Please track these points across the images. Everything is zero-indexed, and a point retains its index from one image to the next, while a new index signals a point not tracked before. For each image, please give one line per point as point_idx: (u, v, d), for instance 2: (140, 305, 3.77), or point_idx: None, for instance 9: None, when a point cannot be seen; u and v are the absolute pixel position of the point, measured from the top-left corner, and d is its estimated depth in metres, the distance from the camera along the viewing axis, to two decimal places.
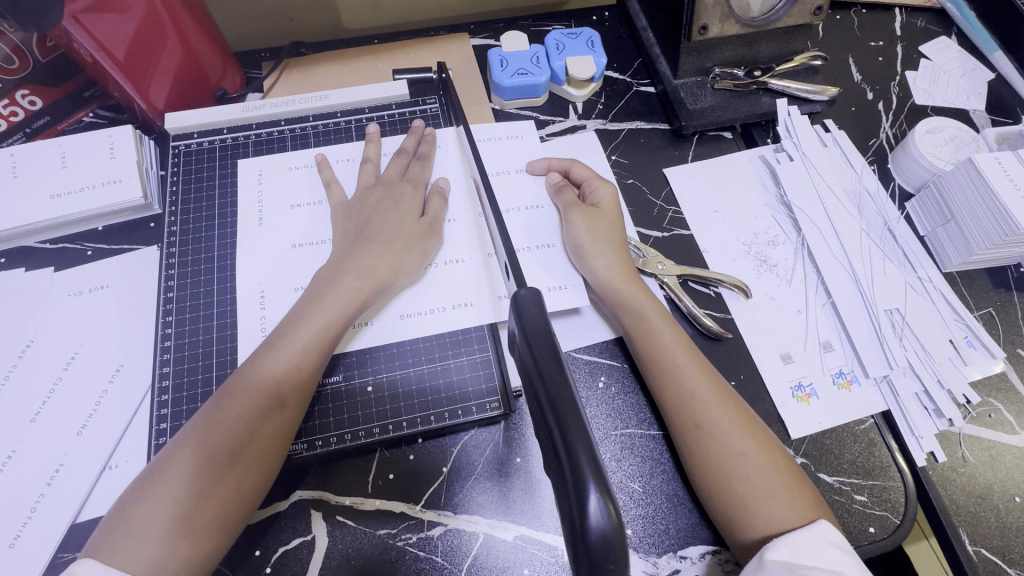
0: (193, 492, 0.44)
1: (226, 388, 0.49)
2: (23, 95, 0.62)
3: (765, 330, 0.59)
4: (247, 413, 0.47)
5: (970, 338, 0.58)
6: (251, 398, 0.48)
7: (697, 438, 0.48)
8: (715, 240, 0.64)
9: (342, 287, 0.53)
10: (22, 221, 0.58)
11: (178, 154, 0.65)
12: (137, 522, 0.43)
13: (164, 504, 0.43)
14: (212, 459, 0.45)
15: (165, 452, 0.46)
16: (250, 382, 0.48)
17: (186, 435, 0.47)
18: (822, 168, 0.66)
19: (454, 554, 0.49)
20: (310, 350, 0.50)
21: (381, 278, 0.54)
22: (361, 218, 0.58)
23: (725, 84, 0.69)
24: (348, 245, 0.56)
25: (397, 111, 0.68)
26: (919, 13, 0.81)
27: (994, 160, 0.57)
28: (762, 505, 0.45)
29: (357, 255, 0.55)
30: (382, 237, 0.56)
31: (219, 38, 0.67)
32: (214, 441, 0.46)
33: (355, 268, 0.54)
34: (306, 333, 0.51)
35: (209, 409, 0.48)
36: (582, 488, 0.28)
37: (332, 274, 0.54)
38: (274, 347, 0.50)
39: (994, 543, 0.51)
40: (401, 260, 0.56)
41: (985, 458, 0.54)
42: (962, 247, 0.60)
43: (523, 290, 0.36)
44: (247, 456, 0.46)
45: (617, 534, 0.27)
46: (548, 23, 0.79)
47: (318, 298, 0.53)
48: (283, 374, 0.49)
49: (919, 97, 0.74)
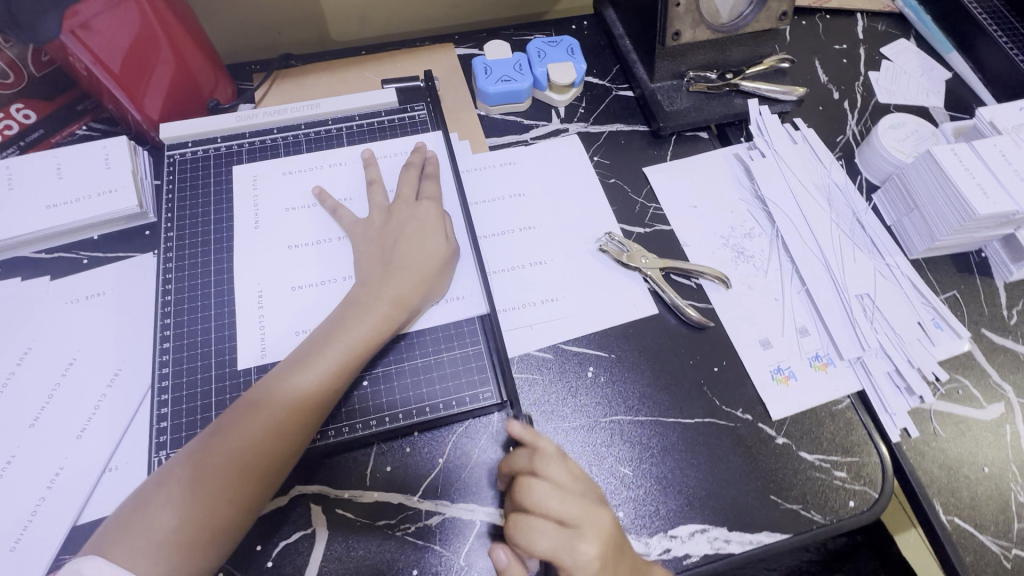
0: (208, 491, 0.46)
1: (253, 396, 0.50)
2: (18, 110, 0.64)
3: (745, 317, 0.61)
4: (271, 424, 0.48)
5: (938, 319, 0.61)
6: (277, 410, 0.49)
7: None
8: (695, 234, 0.67)
9: (375, 308, 0.54)
10: (18, 231, 0.59)
11: (172, 163, 0.66)
12: (153, 515, 0.45)
13: (181, 500, 0.45)
14: (230, 464, 0.47)
15: (188, 451, 0.48)
16: (276, 394, 0.49)
17: (207, 437, 0.48)
18: (793, 163, 0.70)
19: (452, 541, 0.51)
20: (340, 373, 0.51)
21: (413, 302, 0.55)
22: (387, 240, 0.59)
23: (699, 87, 0.73)
24: (377, 265, 0.57)
25: (386, 118, 0.70)
26: (879, 17, 0.85)
27: (951, 152, 0.61)
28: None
29: (389, 278, 0.56)
30: (406, 264, 0.56)
31: (211, 52, 0.69)
32: (233, 455, 0.47)
33: (394, 289, 0.55)
34: (336, 351, 0.52)
35: (233, 415, 0.49)
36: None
37: (366, 295, 0.55)
38: (304, 362, 0.51)
39: (966, 512, 0.54)
40: (430, 286, 0.57)
41: (955, 433, 0.57)
42: (926, 235, 0.63)
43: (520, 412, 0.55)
44: (265, 465, 0.47)
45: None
46: (529, 32, 0.82)
47: (351, 317, 0.54)
48: (309, 390, 0.50)
49: (882, 96, 0.78)
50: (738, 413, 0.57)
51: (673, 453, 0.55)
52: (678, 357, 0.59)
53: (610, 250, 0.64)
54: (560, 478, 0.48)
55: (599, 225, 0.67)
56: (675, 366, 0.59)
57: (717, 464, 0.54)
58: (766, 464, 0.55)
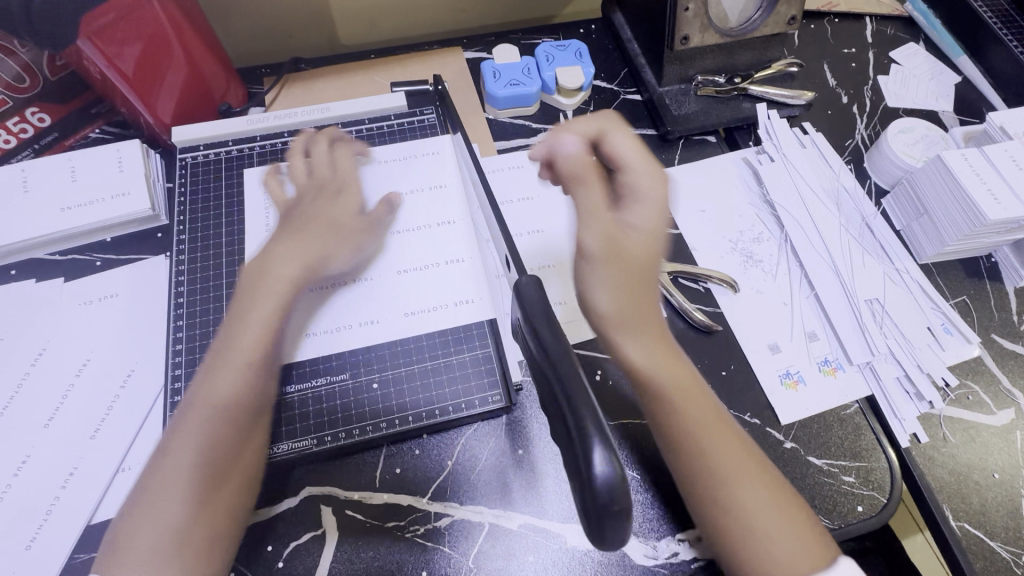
0: (185, 494, 0.45)
1: (185, 404, 0.49)
2: (32, 113, 0.64)
3: (753, 321, 0.62)
4: (214, 419, 0.48)
5: (947, 325, 0.61)
6: (216, 406, 0.48)
7: (699, 484, 0.45)
8: (703, 238, 0.67)
9: (266, 291, 0.54)
10: (33, 234, 0.60)
11: (184, 167, 0.67)
12: (140, 531, 0.44)
13: (158, 512, 0.45)
14: (194, 464, 0.46)
15: (147, 470, 0.47)
16: (211, 386, 0.49)
17: (163, 448, 0.47)
18: (802, 168, 0.70)
19: (461, 543, 0.51)
20: (263, 338, 0.52)
21: (312, 259, 0.57)
22: (289, 216, 0.60)
23: (707, 91, 0.73)
24: (277, 237, 0.58)
25: (395, 121, 0.71)
26: (888, 21, 0.85)
27: (961, 157, 0.61)
28: (774, 546, 0.43)
29: (273, 253, 0.56)
30: (304, 233, 0.58)
31: (222, 55, 0.70)
32: (193, 451, 0.47)
33: (274, 262, 0.56)
34: (250, 333, 0.52)
35: (178, 420, 0.48)
36: (588, 444, 0.30)
37: (252, 279, 0.55)
38: (220, 358, 0.51)
39: (976, 518, 0.53)
40: (332, 250, 0.58)
41: (965, 439, 0.57)
42: (936, 240, 0.63)
43: (523, 278, 0.39)
44: (231, 454, 0.48)
45: (620, 482, 0.29)
46: (538, 36, 0.83)
47: (244, 299, 0.54)
48: (237, 378, 0.50)
49: (891, 100, 0.78)
50: (746, 417, 0.57)
51: None
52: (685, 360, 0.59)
53: None
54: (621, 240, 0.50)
55: None
56: None
57: None
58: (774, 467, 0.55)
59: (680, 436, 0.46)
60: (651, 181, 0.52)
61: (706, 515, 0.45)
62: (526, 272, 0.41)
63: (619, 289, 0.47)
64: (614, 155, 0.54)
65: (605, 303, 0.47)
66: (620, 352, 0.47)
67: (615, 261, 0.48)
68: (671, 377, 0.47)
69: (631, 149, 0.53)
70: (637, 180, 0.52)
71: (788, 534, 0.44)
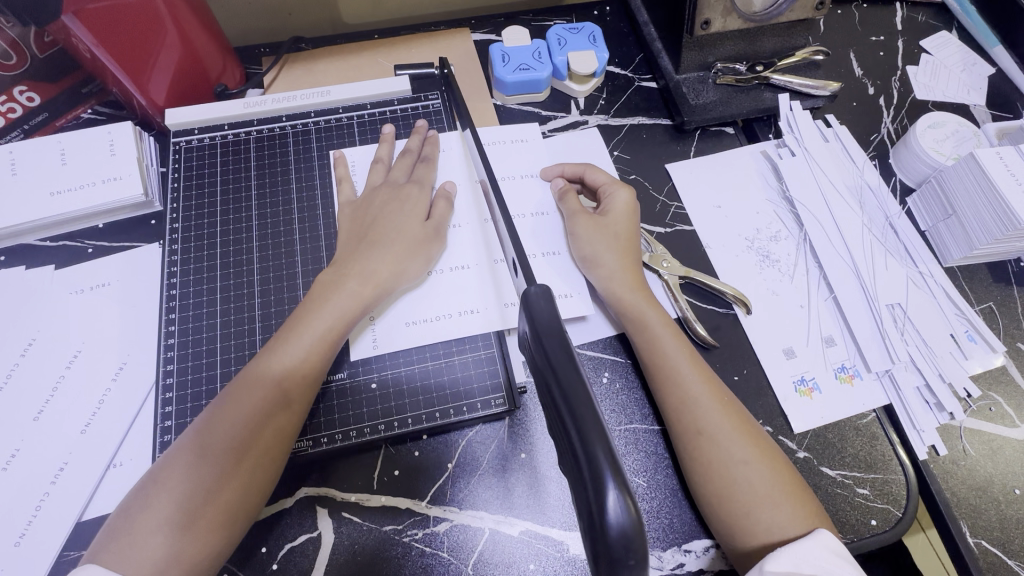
0: (205, 472, 0.45)
1: (242, 377, 0.49)
2: (21, 92, 0.62)
3: (768, 324, 0.59)
4: (257, 401, 0.47)
5: (971, 332, 0.59)
6: (267, 387, 0.48)
7: (699, 444, 0.48)
8: (718, 235, 0.64)
9: (346, 289, 0.53)
10: (21, 219, 0.58)
11: (178, 151, 0.64)
12: (154, 500, 0.43)
13: (179, 485, 0.44)
14: (225, 444, 0.46)
15: (186, 434, 0.47)
16: (261, 375, 0.49)
17: (199, 425, 0.47)
18: (824, 163, 0.67)
19: (459, 549, 0.49)
20: (323, 343, 0.51)
21: (386, 282, 0.55)
22: (369, 220, 0.58)
23: (727, 79, 0.69)
24: (352, 247, 0.57)
25: (399, 107, 0.68)
26: (919, 7, 0.81)
27: (995, 155, 0.58)
28: (768, 512, 0.46)
29: (361, 257, 0.55)
30: (381, 244, 0.56)
31: (220, 34, 0.66)
32: (219, 437, 0.46)
33: (363, 270, 0.54)
34: (317, 327, 0.51)
35: (222, 399, 0.48)
36: (600, 486, 0.27)
37: (335, 279, 0.54)
38: (285, 339, 0.51)
39: (995, 535, 0.51)
40: (404, 265, 0.56)
41: (985, 451, 0.55)
42: (963, 242, 0.60)
43: (533, 287, 0.36)
44: (259, 443, 0.46)
45: (637, 530, 0.27)
46: (549, 18, 0.79)
47: (319, 298, 0.53)
48: (294, 367, 0.49)
49: (920, 92, 0.74)
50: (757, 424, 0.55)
51: None
52: None
53: None
54: (614, 267, 0.56)
55: None
56: None
57: None
58: None
59: (683, 397, 0.50)
60: (626, 226, 0.59)
61: (703, 481, 0.48)
62: (536, 282, 0.37)
63: (628, 285, 0.56)
64: (603, 204, 0.60)
65: (625, 294, 0.55)
66: (632, 329, 0.54)
67: (602, 279, 0.57)
68: (674, 349, 0.53)
69: (621, 203, 0.60)
70: (609, 226, 0.58)
71: (782, 500, 0.46)
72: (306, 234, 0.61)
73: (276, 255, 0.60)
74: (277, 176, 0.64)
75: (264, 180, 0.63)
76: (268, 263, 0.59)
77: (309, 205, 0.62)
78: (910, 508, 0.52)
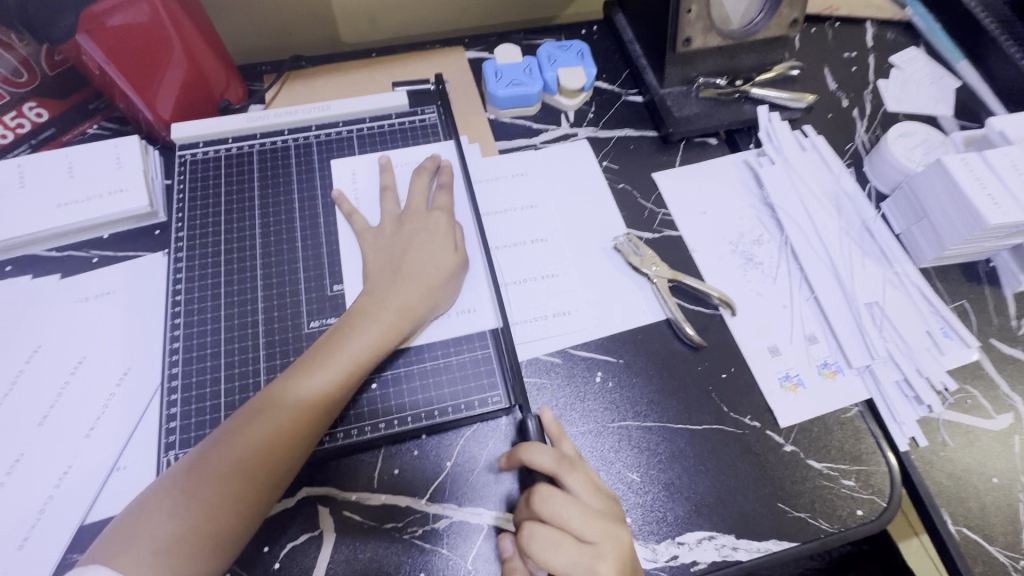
0: (219, 494, 0.45)
1: (268, 399, 0.50)
2: (30, 108, 0.64)
3: (755, 325, 0.61)
4: (281, 430, 0.48)
5: (946, 329, 0.61)
6: (295, 415, 0.49)
7: None
8: (703, 240, 0.67)
9: (383, 316, 0.54)
10: (28, 230, 0.60)
11: (183, 164, 0.66)
12: (168, 512, 0.44)
13: (194, 501, 0.45)
14: (244, 467, 0.46)
15: (207, 447, 0.48)
16: (289, 401, 0.49)
17: (221, 443, 0.48)
18: (802, 170, 0.70)
19: (459, 544, 0.50)
20: (354, 372, 0.51)
21: (424, 307, 0.56)
22: (389, 221, 0.61)
23: (709, 93, 0.73)
24: (383, 258, 0.58)
25: (396, 121, 0.71)
26: (889, 25, 0.86)
27: (960, 160, 0.60)
28: None
29: (401, 281, 0.56)
30: (416, 260, 0.57)
31: (224, 53, 0.69)
32: (240, 459, 0.46)
33: (402, 293, 0.55)
34: (347, 363, 0.51)
35: (245, 419, 0.49)
36: None
37: (374, 303, 0.55)
38: (314, 368, 0.51)
39: (975, 522, 0.53)
40: (439, 283, 0.57)
41: (964, 443, 0.57)
42: (936, 243, 0.63)
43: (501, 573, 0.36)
44: (276, 469, 0.47)
45: None
46: (539, 36, 0.83)
47: (358, 324, 0.53)
48: (319, 400, 0.49)
49: (891, 105, 0.78)
50: (747, 421, 0.57)
51: (682, 458, 0.55)
52: (684, 363, 0.59)
53: (624, 251, 0.64)
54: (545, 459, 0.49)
55: (608, 229, 0.67)
56: (685, 372, 0.59)
57: (724, 471, 0.54)
58: (773, 472, 0.54)
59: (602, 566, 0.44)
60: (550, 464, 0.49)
61: None
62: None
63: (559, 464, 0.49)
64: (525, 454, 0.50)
65: (553, 462, 0.49)
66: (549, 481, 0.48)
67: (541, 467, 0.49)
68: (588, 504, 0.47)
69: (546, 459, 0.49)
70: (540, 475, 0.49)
71: None
72: (307, 242, 0.63)
73: (279, 260, 0.62)
74: (280, 187, 0.66)
75: (266, 190, 0.66)
76: (270, 270, 0.61)
77: (311, 215, 0.64)
78: (893, 498, 0.54)
